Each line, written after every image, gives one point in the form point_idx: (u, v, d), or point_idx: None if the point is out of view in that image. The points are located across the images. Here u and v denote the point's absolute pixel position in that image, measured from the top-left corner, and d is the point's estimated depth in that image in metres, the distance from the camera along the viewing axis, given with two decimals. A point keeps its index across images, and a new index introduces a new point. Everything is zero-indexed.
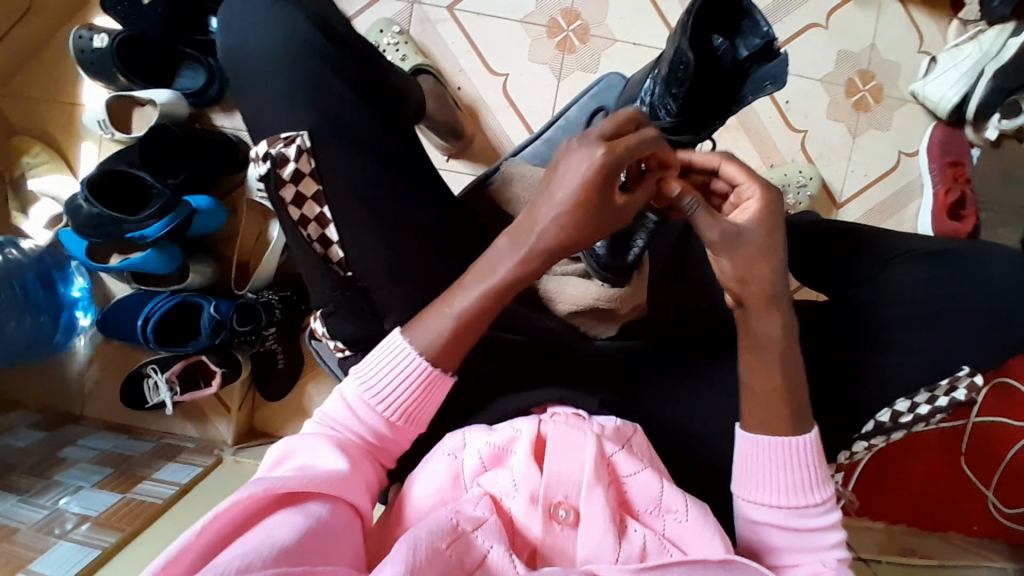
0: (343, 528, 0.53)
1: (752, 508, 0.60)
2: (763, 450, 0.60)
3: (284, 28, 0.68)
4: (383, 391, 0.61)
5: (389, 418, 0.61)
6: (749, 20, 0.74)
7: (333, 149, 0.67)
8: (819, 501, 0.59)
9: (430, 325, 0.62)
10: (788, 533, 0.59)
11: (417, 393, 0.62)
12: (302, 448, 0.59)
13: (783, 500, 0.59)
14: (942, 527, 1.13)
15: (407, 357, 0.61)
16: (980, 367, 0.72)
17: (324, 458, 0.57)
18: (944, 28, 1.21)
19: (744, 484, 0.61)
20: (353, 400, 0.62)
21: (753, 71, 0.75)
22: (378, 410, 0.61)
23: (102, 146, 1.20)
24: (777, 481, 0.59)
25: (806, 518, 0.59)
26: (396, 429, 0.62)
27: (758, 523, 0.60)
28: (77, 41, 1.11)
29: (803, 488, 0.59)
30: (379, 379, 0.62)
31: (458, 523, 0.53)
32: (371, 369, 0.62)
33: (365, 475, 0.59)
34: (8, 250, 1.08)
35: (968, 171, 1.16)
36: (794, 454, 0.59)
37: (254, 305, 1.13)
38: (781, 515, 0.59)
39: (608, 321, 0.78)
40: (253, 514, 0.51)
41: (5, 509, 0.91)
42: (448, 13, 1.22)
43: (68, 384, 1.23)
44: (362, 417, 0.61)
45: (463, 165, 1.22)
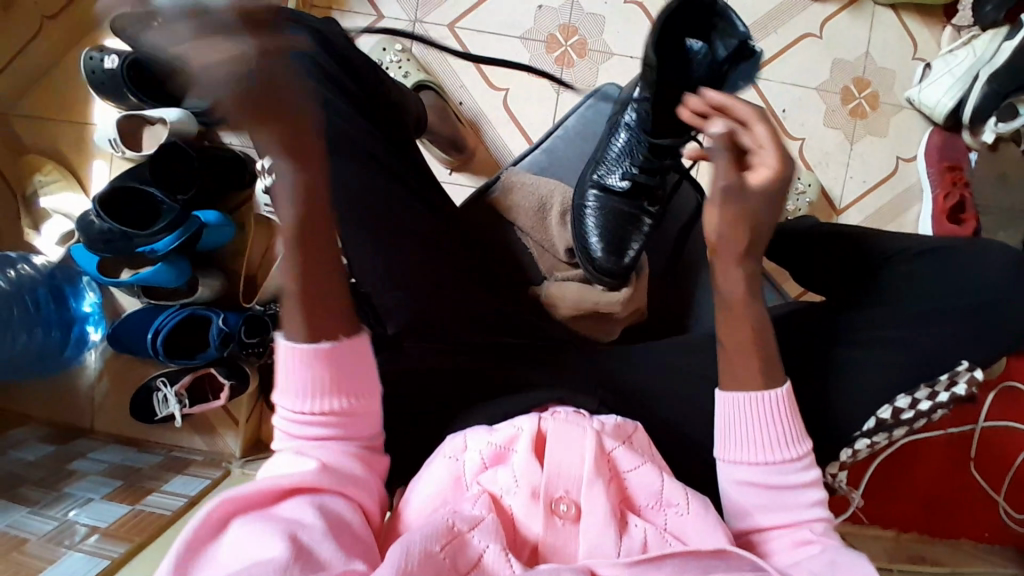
0: (331, 519, 0.54)
1: (730, 467, 0.63)
2: (741, 408, 0.63)
3: None
4: (304, 389, 0.61)
5: (328, 413, 0.61)
6: (724, 22, 0.75)
7: (337, 158, 0.69)
8: (795, 457, 0.62)
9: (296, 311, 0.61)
10: (768, 490, 0.62)
11: (332, 374, 0.61)
12: (275, 468, 0.59)
13: (762, 457, 0.62)
14: (953, 533, 1.12)
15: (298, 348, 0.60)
16: (980, 362, 0.72)
17: (292, 464, 0.58)
18: (938, 36, 1.24)
19: (725, 446, 0.64)
20: (291, 405, 0.61)
21: (731, 71, 0.78)
22: (318, 404, 0.60)
23: (114, 164, 1.23)
24: (754, 438, 0.62)
25: (783, 475, 0.61)
26: (346, 419, 0.62)
27: (740, 483, 0.63)
28: (88, 62, 1.15)
29: (780, 442, 0.62)
30: (295, 381, 0.61)
31: (454, 523, 0.54)
32: (286, 374, 0.61)
33: (345, 467, 0.59)
34: (22, 266, 1.11)
35: (966, 175, 1.17)
36: (773, 411, 0.62)
37: (262, 316, 1.16)
38: (758, 472, 0.62)
39: (609, 324, 0.80)
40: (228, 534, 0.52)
41: (15, 520, 0.92)
42: (449, 31, 1.25)
43: (78, 399, 1.25)
44: (307, 415, 0.60)
45: (465, 177, 1.24)
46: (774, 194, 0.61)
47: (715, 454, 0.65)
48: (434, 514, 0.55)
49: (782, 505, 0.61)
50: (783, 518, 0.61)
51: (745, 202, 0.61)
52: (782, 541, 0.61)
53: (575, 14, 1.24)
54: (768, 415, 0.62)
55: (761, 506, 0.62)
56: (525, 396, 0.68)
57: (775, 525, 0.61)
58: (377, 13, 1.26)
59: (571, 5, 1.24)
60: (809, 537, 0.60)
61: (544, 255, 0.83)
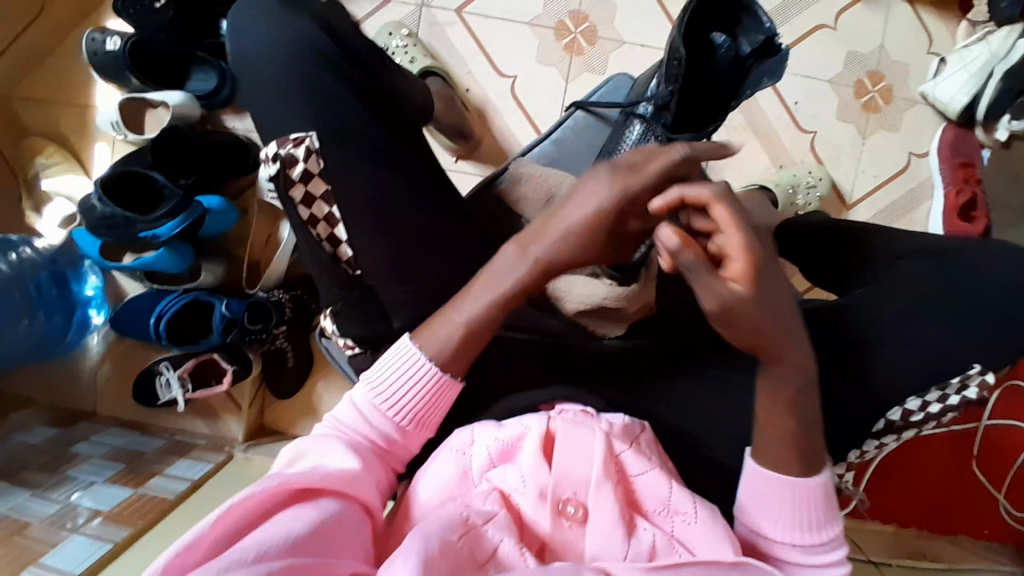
0: (351, 525, 0.54)
1: (756, 539, 0.59)
2: (768, 488, 0.58)
3: (296, 31, 0.69)
4: (393, 396, 0.62)
5: (401, 426, 0.62)
6: (751, 17, 0.74)
7: (344, 148, 0.68)
8: (822, 538, 0.58)
9: (438, 333, 0.63)
10: (793, 567, 0.58)
11: (429, 399, 0.63)
12: (314, 450, 0.59)
13: (792, 537, 0.58)
14: (953, 531, 1.12)
15: (417, 363, 0.62)
16: (992, 365, 0.71)
17: (336, 456, 0.58)
18: (954, 30, 1.21)
19: (746, 516, 0.60)
20: (363, 401, 0.63)
21: (754, 68, 0.75)
22: (389, 415, 0.62)
23: (116, 147, 1.22)
24: (780, 514, 0.58)
25: (811, 557, 0.58)
26: (407, 436, 0.63)
27: (761, 553, 0.59)
28: (90, 43, 1.13)
29: (810, 528, 0.57)
30: (387, 385, 0.62)
31: (467, 518, 0.54)
32: (379, 374, 0.63)
33: (376, 475, 0.60)
34: (23, 249, 1.10)
35: (978, 172, 1.15)
36: (803, 495, 0.57)
37: (264, 304, 1.14)
38: (784, 549, 0.58)
39: (615, 321, 0.77)
40: (263, 509, 0.51)
41: (18, 503, 0.92)
42: (457, 16, 1.23)
43: (81, 382, 1.25)
44: (371, 417, 0.62)
45: (471, 166, 1.23)
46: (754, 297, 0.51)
47: (736, 520, 0.61)
48: (448, 508, 0.55)
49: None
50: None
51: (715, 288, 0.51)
52: None
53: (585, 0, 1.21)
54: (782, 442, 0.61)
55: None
56: (535, 392, 0.68)
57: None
58: None
59: None
60: None
61: None
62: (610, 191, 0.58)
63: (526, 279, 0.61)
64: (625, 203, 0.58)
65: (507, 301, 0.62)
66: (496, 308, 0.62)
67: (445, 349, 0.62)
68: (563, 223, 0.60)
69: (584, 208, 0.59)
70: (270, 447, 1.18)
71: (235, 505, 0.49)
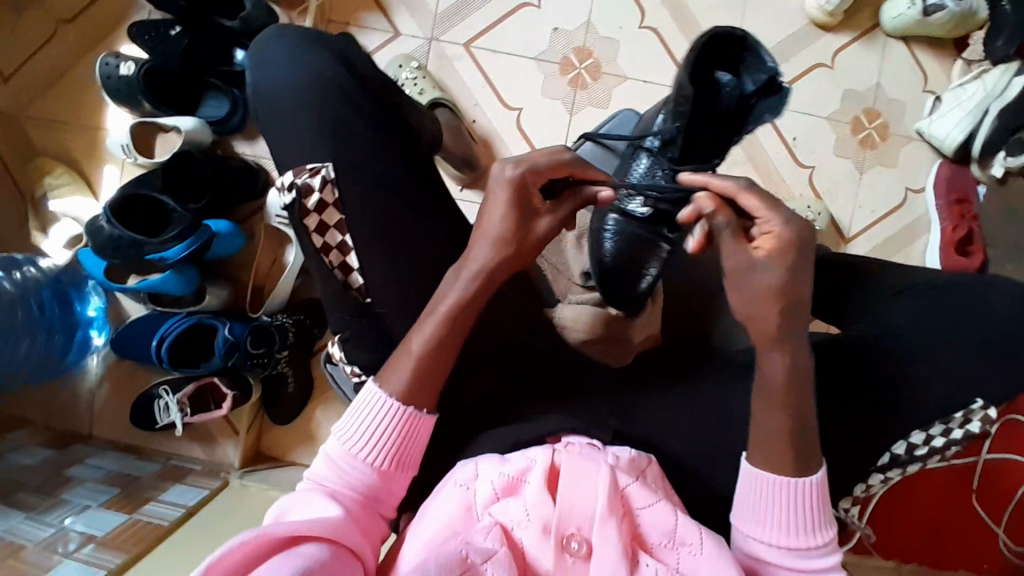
0: (339, 570, 0.53)
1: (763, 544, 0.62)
2: (770, 488, 0.61)
3: (314, 67, 0.71)
4: (362, 439, 0.63)
5: (374, 468, 0.63)
6: (754, 56, 0.75)
7: (356, 179, 0.69)
8: (817, 541, 0.61)
9: (394, 369, 0.64)
10: (790, 572, 0.61)
11: (399, 436, 0.63)
12: (295, 508, 0.59)
13: (797, 541, 0.61)
14: (951, 565, 1.10)
15: (381, 404, 0.63)
16: (993, 401, 0.72)
17: (317, 507, 0.58)
18: (949, 69, 1.24)
19: (744, 520, 0.63)
20: (337, 450, 0.63)
21: (756, 105, 0.77)
22: (363, 458, 0.63)
23: (126, 170, 1.23)
24: (778, 516, 0.61)
25: (810, 560, 0.61)
26: (383, 477, 0.63)
27: (757, 558, 0.62)
28: (104, 68, 1.15)
29: (812, 530, 0.61)
30: (356, 431, 0.63)
31: (467, 555, 0.54)
32: (350, 422, 0.64)
33: (358, 521, 0.60)
34: (28, 269, 1.10)
35: (975, 209, 1.18)
36: (802, 494, 0.61)
37: (268, 327, 1.15)
38: (787, 554, 0.61)
39: (624, 350, 0.79)
40: (246, 564, 0.50)
41: (12, 526, 0.91)
42: (465, 50, 1.26)
43: (78, 404, 1.24)
44: (347, 465, 0.63)
45: (475, 195, 1.24)
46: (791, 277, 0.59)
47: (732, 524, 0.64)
48: (449, 545, 0.55)
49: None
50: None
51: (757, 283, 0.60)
52: None
53: (590, 37, 1.25)
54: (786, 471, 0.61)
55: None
56: (540, 424, 0.68)
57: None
58: (394, 30, 1.27)
59: (586, 28, 1.25)
60: None
61: (561, 277, 0.90)
62: (508, 183, 0.65)
63: (466, 297, 0.64)
64: (520, 194, 0.65)
65: (454, 322, 0.64)
66: (447, 325, 0.64)
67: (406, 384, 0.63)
68: (488, 234, 0.65)
69: (499, 213, 0.65)
70: (266, 474, 1.16)
71: (216, 562, 0.48)
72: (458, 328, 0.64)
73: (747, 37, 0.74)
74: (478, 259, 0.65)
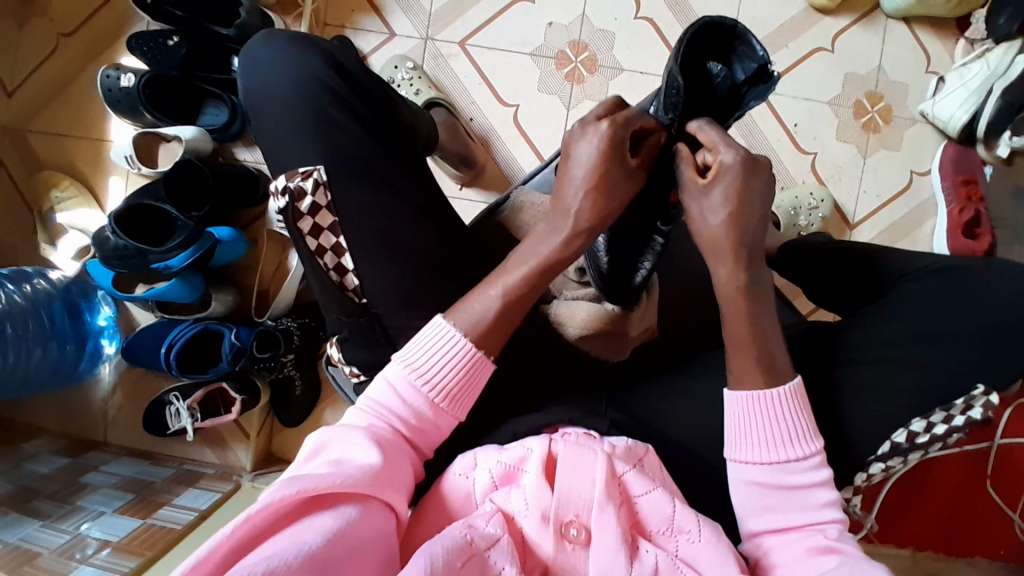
0: (373, 528, 0.54)
1: (743, 467, 0.64)
2: (746, 407, 0.63)
3: (304, 70, 0.72)
4: (428, 372, 0.63)
5: (433, 401, 0.63)
6: (744, 44, 0.72)
7: (348, 181, 0.69)
8: (806, 454, 0.62)
9: (472, 308, 0.65)
10: (777, 488, 0.62)
11: (461, 374, 0.64)
12: (340, 441, 0.59)
13: (777, 456, 0.62)
14: (969, 552, 1.10)
15: (451, 340, 0.64)
16: (996, 386, 0.71)
17: (364, 449, 0.58)
18: (951, 49, 1.23)
19: (734, 444, 0.64)
20: (398, 380, 0.63)
21: (748, 95, 0.75)
22: (422, 391, 0.63)
23: (129, 180, 1.25)
24: (764, 433, 0.63)
25: (794, 476, 0.62)
26: (438, 412, 0.63)
27: (748, 480, 0.64)
28: (104, 80, 1.16)
29: (791, 443, 0.62)
30: (423, 362, 0.63)
31: (472, 540, 0.54)
32: (416, 352, 0.64)
33: (403, 462, 0.60)
34: (37, 281, 1.13)
35: (982, 189, 1.16)
36: (783, 407, 0.63)
37: (274, 331, 1.16)
38: (767, 471, 0.63)
39: (621, 346, 0.77)
40: (285, 515, 0.51)
41: (27, 534, 0.92)
42: (460, 48, 1.26)
43: (92, 411, 1.26)
44: (405, 398, 0.63)
45: (475, 193, 1.24)
46: (747, 180, 0.64)
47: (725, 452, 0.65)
48: (451, 529, 0.55)
49: (795, 504, 0.62)
50: (781, 523, 0.62)
51: (711, 196, 0.65)
52: (791, 546, 0.61)
53: (585, 30, 1.24)
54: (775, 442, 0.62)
55: (767, 509, 0.63)
56: (535, 417, 0.68)
57: (774, 529, 0.62)
58: (389, 31, 1.27)
59: (580, 22, 1.24)
60: (825, 543, 0.60)
61: (555, 274, 0.82)
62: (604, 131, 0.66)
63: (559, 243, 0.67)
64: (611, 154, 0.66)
65: (511, 312, 0.65)
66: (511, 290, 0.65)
67: (479, 321, 0.64)
68: (579, 184, 0.67)
69: (585, 165, 0.67)
70: (277, 475, 1.18)
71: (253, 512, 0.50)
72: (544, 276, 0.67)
73: (738, 27, 0.70)
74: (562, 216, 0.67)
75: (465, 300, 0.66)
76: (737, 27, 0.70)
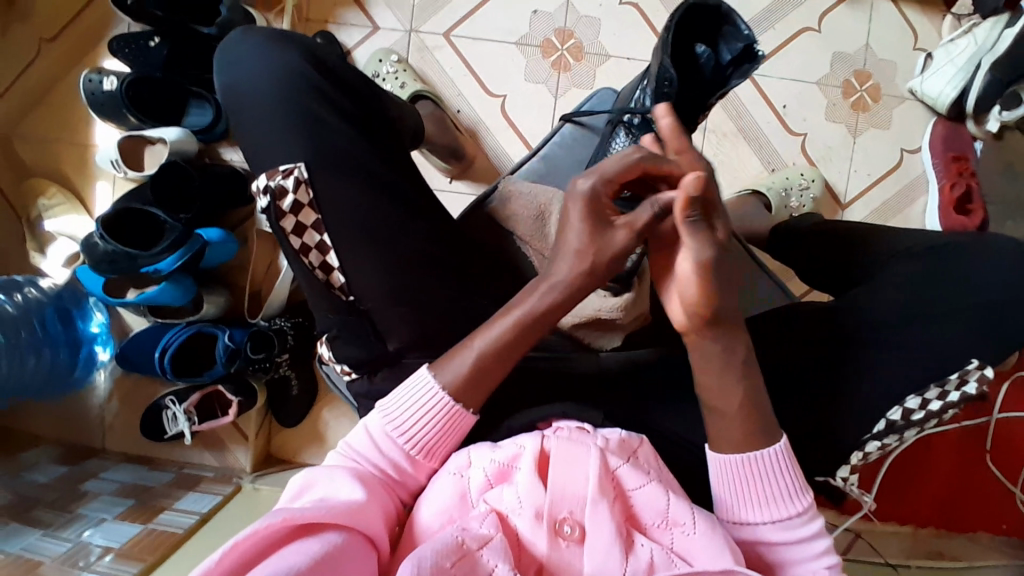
0: (357, 561, 0.53)
1: (737, 527, 0.63)
2: (741, 471, 0.62)
3: (279, 65, 0.71)
4: (406, 422, 0.64)
5: (411, 455, 0.63)
6: (729, 24, 0.73)
7: (330, 178, 0.69)
8: (801, 512, 0.62)
9: (452, 366, 0.64)
10: (775, 546, 0.62)
11: (440, 428, 0.64)
12: (323, 482, 0.59)
13: (770, 513, 0.62)
14: (970, 528, 1.11)
15: (429, 393, 0.64)
16: (989, 361, 0.71)
17: (343, 487, 0.58)
18: (939, 24, 1.22)
19: (728, 507, 0.63)
20: (377, 429, 0.64)
21: (733, 76, 0.76)
22: (400, 443, 0.63)
23: (116, 184, 1.24)
24: (762, 496, 0.62)
25: (790, 531, 0.61)
26: (418, 465, 0.64)
27: (751, 540, 0.62)
28: (87, 84, 1.14)
29: (784, 500, 0.61)
30: (400, 411, 0.64)
31: (464, 542, 0.54)
32: (395, 403, 0.65)
33: (383, 503, 0.60)
34: (28, 289, 1.11)
35: (972, 165, 1.17)
36: (773, 472, 0.62)
37: (267, 332, 1.14)
38: (765, 529, 0.62)
39: (612, 332, 0.79)
40: (269, 546, 0.51)
41: (30, 542, 0.92)
42: (445, 40, 1.25)
43: (89, 418, 1.26)
44: (383, 447, 0.63)
45: (466, 185, 1.24)
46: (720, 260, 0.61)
47: (716, 513, 0.64)
48: (443, 532, 0.55)
49: (792, 558, 0.61)
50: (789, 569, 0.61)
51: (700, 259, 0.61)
52: None
53: (570, 17, 1.23)
54: (766, 496, 0.62)
55: (771, 564, 0.62)
56: (532, 411, 0.70)
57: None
58: (372, 25, 1.26)
59: (565, 9, 1.23)
60: None
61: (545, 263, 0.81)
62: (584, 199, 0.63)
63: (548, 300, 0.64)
64: (591, 202, 0.63)
65: (490, 363, 0.63)
66: (496, 351, 0.63)
67: (463, 375, 0.63)
68: (567, 250, 0.64)
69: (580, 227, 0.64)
70: (278, 477, 1.18)
71: (239, 541, 0.49)
72: (523, 337, 0.64)
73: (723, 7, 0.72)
74: (528, 297, 0.64)
75: (446, 356, 0.65)
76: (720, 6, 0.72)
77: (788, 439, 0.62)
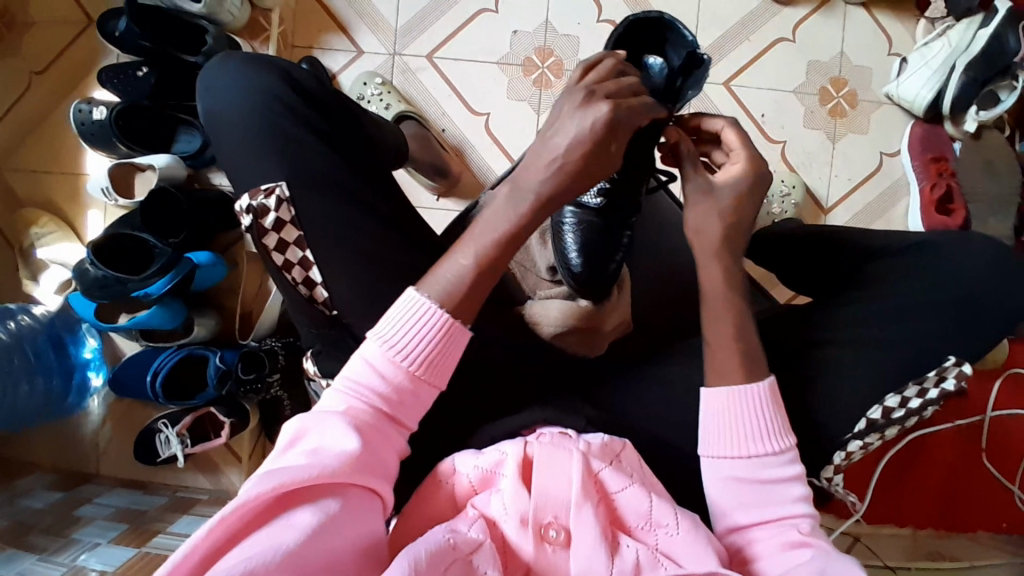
0: (350, 524, 0.52)
1: (716, 463, 0.65)
2: (728, 401, 0.65)
3: (259, 90, 0.73)
4: (402, 343, 0.61)
5: (410, 379, 0.60)
6: (674, 33, 0.75)
7: (309, 196, 0.70)
8: (780, 450, 0.64)
9: (442, 276, 0.63)
10: (750, 480, 0.63)
11: (437, 347, 0.61)
12: (320, 427, 0.57)
13: (750, 448, 0.64)
14: (970, 528, 1.11)
15: (424, 311, 0.61)
16: (966, 357, 0.71)
17: (340, 434, 0.56)
18: (913, 29, 1.25)
19: (710, 441, 0.65)
20: (376, 358, 0.60)
21: (683, 85, 0.73)
22: (400, 366, 0.60)
23: (108, 212, 1.26)
24: (749, 429, 0.64)
25: (766, 470, 0.63)
26: (417, 388, 0.61)
27: (729, 474, 0.64)
28: (77, 114, 1.17)
29: (764, 435, 0.64)
30: (396, 331, 0.61)
31: (456, 544, 0.54)
32: (390, 325, 0.61)
33: (380, 440, 0.58)
34: (21, 317, 1.12)
35: (951, 166, 1.18)
36: (756, 405, 0.64)
37: (257, 352, 1.16)
38: (744, 466, 0.64)
39: (594, 340, 0.78)
40: (258, 517, 0.50)
41: (25, 567, 0.90)
42: (429, 61, 1.28)
43: (84, 444, 1.26)
44: (382, 373, 0.60)
45: (452, 203, 1.25)
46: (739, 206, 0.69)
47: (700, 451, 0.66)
48: (434, 533, 0.55)
49: (769, 499, 0.63)
50: (768, 520, 0.63)
51: (717, 196, 0.69)
52: (772, 540, 0.61)
53: (549, 35, 1.26)
54: (748, 416, 0.64)
55: (746, 504, 0.63)
56: (511, 419, 0.69)
57: (757, 521, 0.63)
58: (357, 49, 1.28)
59: (545, 28, 1.26)
60: (798, 538, 0.61)
61: (527, 275, 0.84)
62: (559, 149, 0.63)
63: (521, 215, 0.64)
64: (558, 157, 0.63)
65: (481, 270, 0.63)
66: (485, 263, 0.63)
67: (453, 288, 0.62)
68: (514, 197, 0.64)
69: (572, 133, 0.63)
70: None
71: (227, 516, 0.49)
72: (499, 255, 0.64)
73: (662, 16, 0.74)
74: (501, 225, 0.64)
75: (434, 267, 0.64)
76: (662, 16, 0.74)
77: (774, 378, 0.66)
